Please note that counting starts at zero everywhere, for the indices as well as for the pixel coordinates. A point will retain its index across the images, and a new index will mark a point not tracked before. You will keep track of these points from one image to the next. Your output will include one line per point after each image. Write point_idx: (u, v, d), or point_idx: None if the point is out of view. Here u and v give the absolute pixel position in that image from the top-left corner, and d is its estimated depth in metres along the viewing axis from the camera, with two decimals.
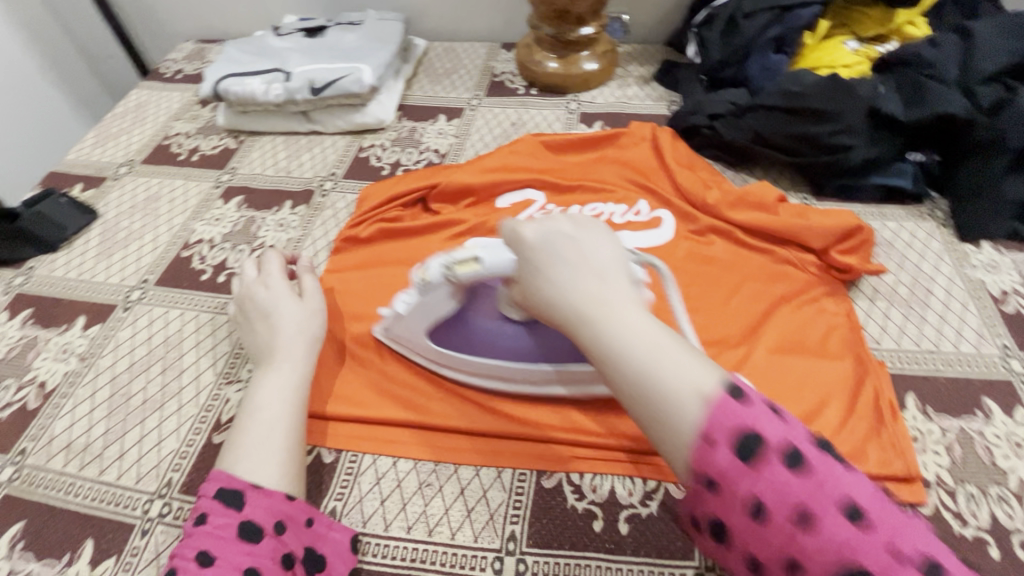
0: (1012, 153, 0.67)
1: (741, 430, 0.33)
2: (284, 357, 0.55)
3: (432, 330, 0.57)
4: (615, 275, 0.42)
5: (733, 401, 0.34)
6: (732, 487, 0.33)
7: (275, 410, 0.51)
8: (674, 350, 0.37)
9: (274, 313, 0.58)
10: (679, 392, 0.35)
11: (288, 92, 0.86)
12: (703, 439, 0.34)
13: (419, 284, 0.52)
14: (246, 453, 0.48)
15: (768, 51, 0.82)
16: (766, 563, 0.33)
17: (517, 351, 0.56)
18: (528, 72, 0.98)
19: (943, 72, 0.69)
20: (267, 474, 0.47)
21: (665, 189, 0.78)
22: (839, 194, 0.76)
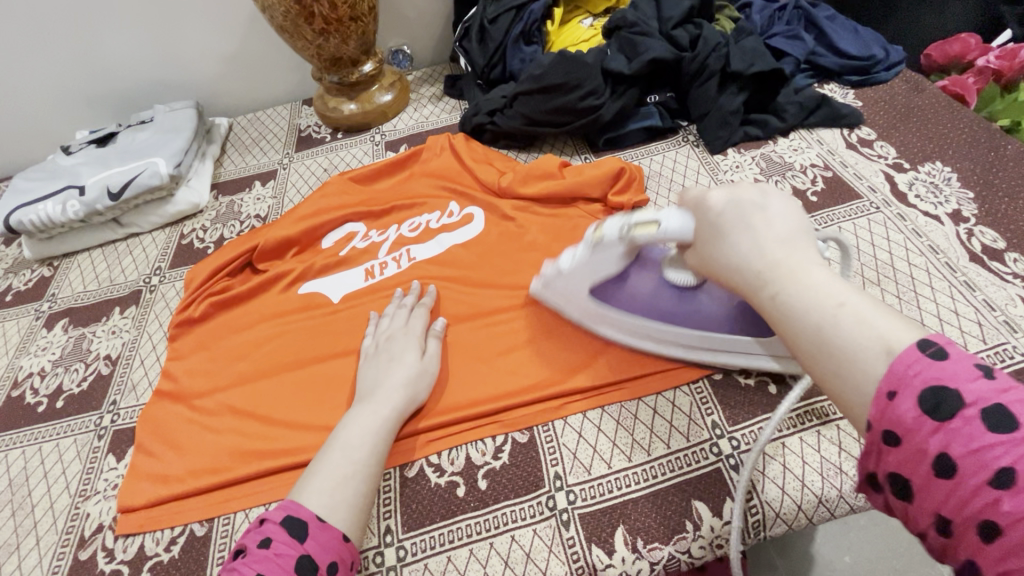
0: (716, 75, 0.82)
1: (935, 383, 0.30)
2: (386, 400, 0.57)
3: (595, 288, 0.60)
4: (800, 238, 0.42)
5: (928, 358, 0.31)
6: (917, 441, 0.30)
7: (364, 448, 0.53)
8: (854, 310, 0.36)
9: (394, 363, 0.61)
10: (860, 361, 0.34)
11: (87, 205, 0.86)
12: (884, 393, 0.32)
13: (590, 240, 0.55)
14: (315, 476, 0.50)
15: (520, 45, 0.94)
16: (960, 526, 0.29)
17: (690, 318, 0.57)
18: (329, 120, 1.03)
19: (646, 27, 0.84)
20: (330, 506, 0.48)
21: (468, 184, 0.85)
22: (610, 145, 0.88)
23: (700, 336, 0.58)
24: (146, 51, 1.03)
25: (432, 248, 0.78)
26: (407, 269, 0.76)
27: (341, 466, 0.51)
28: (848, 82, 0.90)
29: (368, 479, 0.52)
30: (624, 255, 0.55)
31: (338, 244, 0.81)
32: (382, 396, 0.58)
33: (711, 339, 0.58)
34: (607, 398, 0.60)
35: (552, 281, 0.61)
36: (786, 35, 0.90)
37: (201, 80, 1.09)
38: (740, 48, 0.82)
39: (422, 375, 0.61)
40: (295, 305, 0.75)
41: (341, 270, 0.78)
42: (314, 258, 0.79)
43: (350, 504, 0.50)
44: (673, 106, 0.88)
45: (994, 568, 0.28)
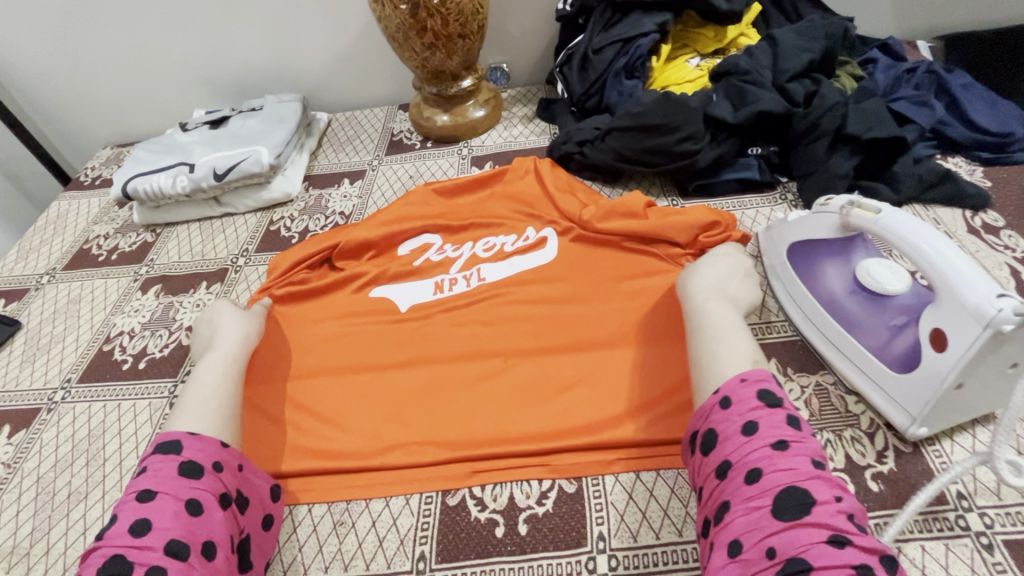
0: (830, 135, 0.76)
1: (765, 386, 0.49)
2: (231, 351, 0.65)
3: (796, 247, 0.67)
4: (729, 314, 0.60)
5: (772, 385, 0.50)
6: (740, 409, 0.48)
7: (209, 387, 0.60)
8: (731, 336, 0.57)
9: (224, 321, 0.69)
10: (724, 366, 0.53)
11: (194, 182, 0.92)
12: (740, 381, 0.50)
13: (817, 206, 0.63)
14: (190, 416, 0.57)
15: (621, 78, 0.92)
16: (735, 469, 0.46)
17: (849, 318, 0.60)
18: (422, 128, 1.06)
19: (758, 77, 0.79)
20: (200, 425, 0.55)
21: (548, 210, 0.83)
22: (700, 193, 0.84)
23: (841, 335, 0.60)
24: (266, 44, 1.10)
25: (502, 272, 0.78)
26: (476, 289, 0.76)
27: (208, 404, 0.58)
28: (977, 159, 0.82)
29: (226, 402, 0.59)
30: (835, 228, 0.61)
31: (413, 252, 0.82)
32: (221, 348, 0.65)
33: (847, 343, 0.60)
34: (660, 462, 0.57)
35: (773, 230, 0.71)
36: (912, 99, 0.83)
37: (311, 77, 1.15)
38: (861, 110, 0.76)
39: (239, 339, 0.67)
40: (365, 307, 0.76)
41: (411, 280, 0.79)
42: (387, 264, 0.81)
43: (216, 424, 0.57)
44: (775, 161, 0.83)
45: (745, 503, 0.43)
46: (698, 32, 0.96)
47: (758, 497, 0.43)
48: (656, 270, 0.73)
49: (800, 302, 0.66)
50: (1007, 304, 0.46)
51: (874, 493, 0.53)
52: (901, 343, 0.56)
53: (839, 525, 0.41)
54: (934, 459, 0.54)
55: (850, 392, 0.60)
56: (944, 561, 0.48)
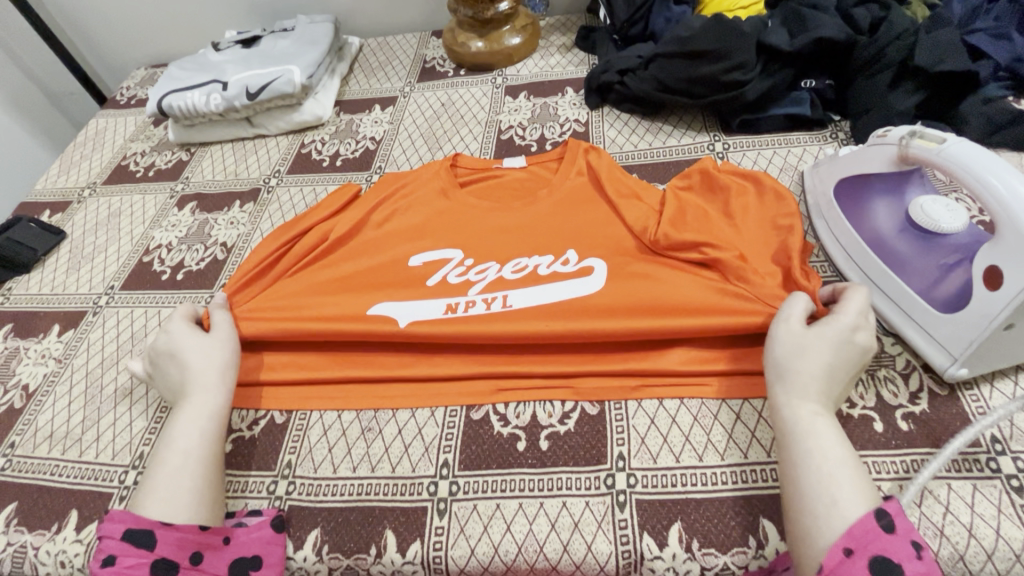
0: (894, 68, 0.71)
1: (884, 554, 0.41)
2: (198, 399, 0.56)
3: (847, 181, 0.64)
4: (838, 457, 0.46)
5: (885, 536, 0.41)
6: None
7: (185, 449, 0.53)
8: (838, 473, 0.45)
9: (190, 354, 0.59)
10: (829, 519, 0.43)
11: (227, 101, 0.91)
12: (844, 550, 0.41)
13: (874, 138, 0.60)
14: (155, 491, 0.51)
15: (670, 4, 0.87)
16: None
17: (895, 258, 0.58)
18: (455, 55, 1.02)
19: (821, 1, 0.73)
20: (177, 510, 0.50)
21: (605, 218, 0.72)
22: (745, 129, 0.80)
23: (885, 274, 0.58)
24: None
25: (531, 298, 0.65)
26: (498, 316, 0.63)
27: (179, 479, 0.51)
28: None
29: (203, 476, 0.52)
30: (889, 162, 0.58)
31: (427, 266, 0.70)
32: (193, 397, 0.57)
33: (890, 284, 0.58)
34: (686, 390, 0.58)
35: (822, 168, 0.68)
36: (990, 32, 0.76)
37: None
38: (933, 39, 0.70)
39: (220, 375, 0.59)
40: (339, 277, 0.69)
41: (417, 297, 0.67)
42: (401, 243, 0.73)
43: (194, 504, 0.51)
44: (830, 97, 0.77)
45: None
46: None
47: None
48: (718, 304, 0.59)
49: (844, 240, 0.63)
50: None
51: (904, 432, 0.52)
52: (949, 286, 0.53)
53: None
54: (970, 402, 0.53)
55: (886, 333, 0.58)
56: (970, 500, 0.48)
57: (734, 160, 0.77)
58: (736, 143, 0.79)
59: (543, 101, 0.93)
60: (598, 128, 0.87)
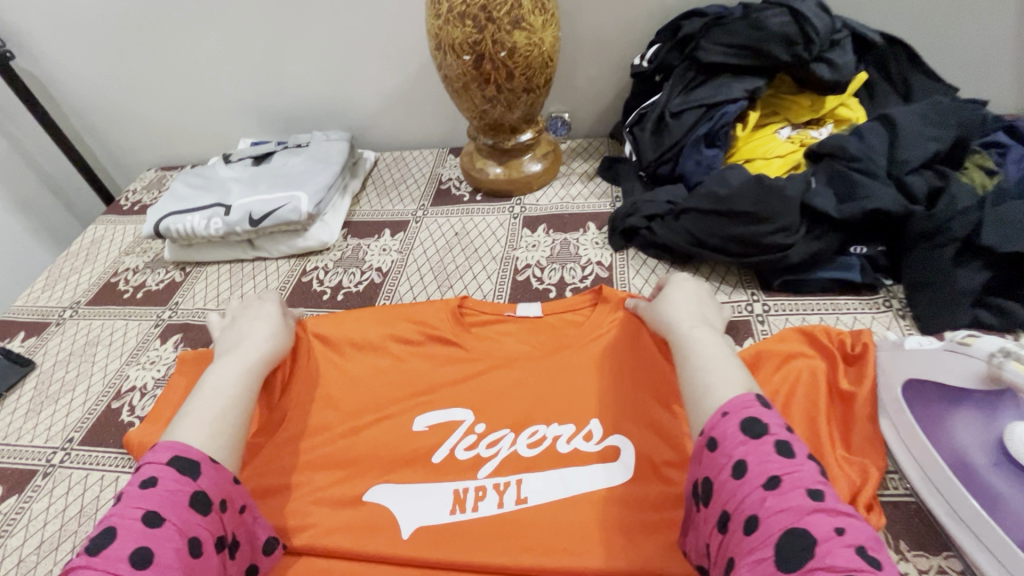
0: (958, 242, 0.63)
1: (753, 414, 0.44)
2: (249, 350, 0.63)
3: (920, 383, 0.55)
4: (725, 361, 0.53)
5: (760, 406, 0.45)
6: (727, 449, 0.43)
7: (229, 393, 0.57)
8: (725, 367, 0.52)
9: (257, 322, 0.68)
10: (715, 398, 0.49)
11: (228, 226, 0.86)
12: (721, 412, 0.46)
13: (954, 340, 0.52)
14: (186, 420, 0.53)
15: (701, 147, 0.82)
16: (734, 516, 0.40)
17: (989, 498, 0.49)
18: (472, 179, 0.98)
19: (871, 165, 0.67)
20: (195, 441, 0.51)
21: (636, 397, 0.63)
22: (787, 289, 0.73)
23: (977, 516, 0.48)
24: (321, 79, 1.06)
25: (550, 491, 0.59)
26: (506, 538, 0.56)
27: (217, 419, 0.54)
28: None
29: (235, 420, 0.55)
30: (978, 378, 0.49)
31: (432, 433, 0.64)
32: (246, 351, 0.63)
33: (986, 530, 0.47)
34: None
35: (886, 352, 0.59)
36: None
37: (362, 113, 1.09)
38: (999, 216, 0.63)
39: (260, 350, 0.64)
40: (336, 455, 0.63)
41: (426, 483, 0.60)
42: (399, 419, 0.65)
43: (219, 441, 0.52)
44: (883, 262, 0.70)
45: (745, 555, 0.38)
46: (790, 99, 0.85)
47: (760, 549, 0.37)
48: None
49: (920, 458, 0.53)
50: None
51: None
52: None
53: (846, 556, 0.35)
54: None
55: None
56: None
57: (777, 326, 0.69)
58: (777, 306, 0.72)
59: (564, 236, 0.87)
60: (622, 273, 0.80)
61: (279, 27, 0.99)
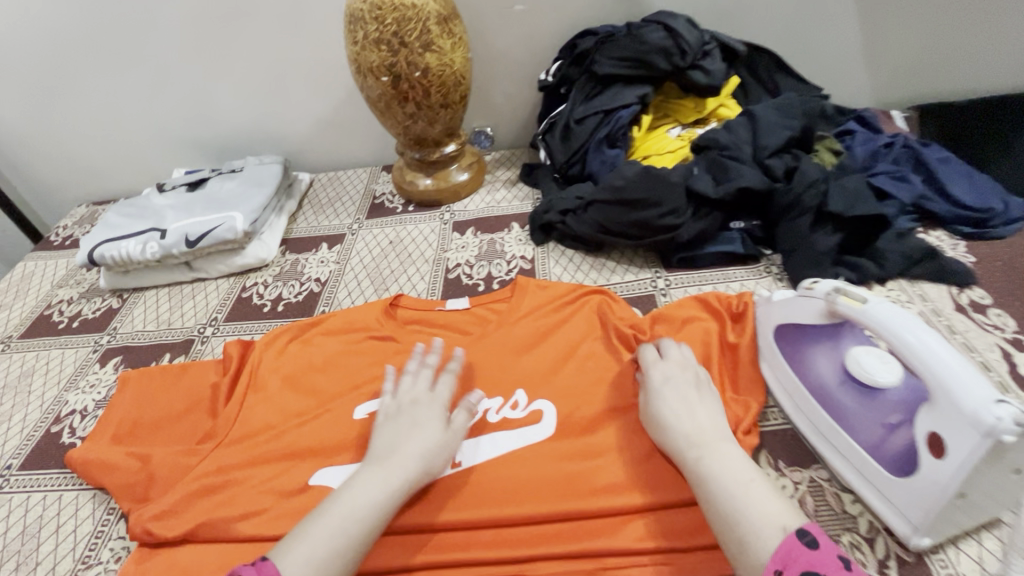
0: (812, 211, 0.75)
1: (810, 569, 0.41)
2: (396, 468, 0.57)
3: (785, 327, 0.64)
4: (755, 487, 0.50)
5: (803, 545, 0.43)
6: None
7: (360, 516, 0.53)
8: (757, 490, 0.50)
9: (418, 429, 0.61)
10: (748, 524, 0.47)
11: (164, 249, 0.89)
12: (776, 573, 0.43)
13: (803, 287, 0.61)
14: (301, 540, 0.51)
15: (603, 147, 0.92)
16: None
17: (841, 413, 0.57)
18: (404, 192, 1.05)
19: (738, 152, 0.79)
20: (295, 567, 0.48)
21: (557, 365, 0.71)
22: (684, 264, 0.83)
23: (832, 428, 0.58)
24: (251, 108, 1.10)
25: (482, 454, 0.64)
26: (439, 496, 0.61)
27: (329, 539, 0.51)
28: (959, 233, 0.82)
29: (347, 550, 0.51)
30: (822, 315, 0.59)
31: (372, 418, 0.68)
32: (392, 462, 0.58)
33: (838, 437, 0.57)
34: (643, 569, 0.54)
35: (761, 306, 0.69)
36: (891, 174, 0.83)
37: (294, 137, 1.14)
38: (841, 187, 0.75)
39: (421, 466, 0.58)
40: (277, 445, 0.66)
41: None
42: (342, 408, 0.70)
43: (315, 574, 0.49)
44: (759, 234, 0.81)
45: None
46: (677, 103, 0.97)
47: None
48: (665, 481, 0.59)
49: (789, 390, 0.63)
50: (1006, 412, 0.43)
51: None
52: (895, 442, 0.53)
53: None
54: (940, 570, 0.50)
55: (845, 490, 0.57)
56: None
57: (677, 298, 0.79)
58: (677, 280, 0.81)
59: (490, 237, 0.95)
60: (543, 264, 0.88)
61: (206, 59, 1.04)
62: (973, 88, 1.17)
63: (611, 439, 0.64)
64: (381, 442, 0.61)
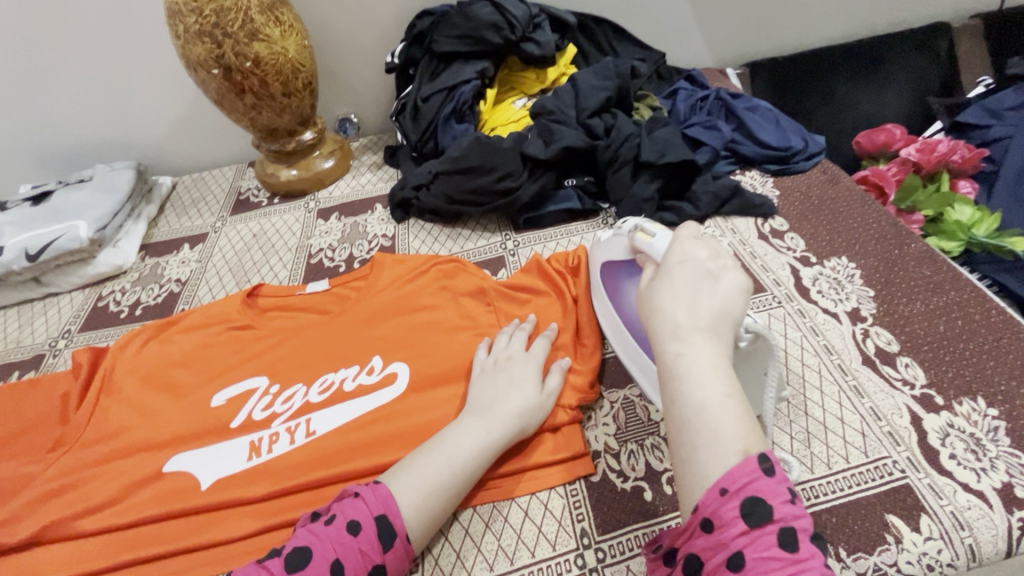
0: (630, 163, 0.83)
1: (756, 494, 0.39)
2: (500, 422, 0.58)
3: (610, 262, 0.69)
4: (725, 398, 0.43)
5: (765, 475, 0.40)
6: (722, 535, 0.38)
7: (464, 459, 0.56)
8: (722, 400, 0.43)
9: (515, 387, 0.62)
10: (710, 444, 0.41)
11: (3, 266, 0.86)
12: (720, 490, 0.40)
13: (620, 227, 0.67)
14: (412, 471, 0.54)
15: (451, 123, 0.96)
16: None
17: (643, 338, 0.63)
18: (268, 185, 1.05)
19: (563, 116, 0.85)
20: (408, 501, 0.52)
21: (410, 328, 0.75)
22: (530, 225, 0.89)
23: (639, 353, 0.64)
24: (97, 115, 1.06)
25: (335, 419, 0.67)
26: (287, 463, 0.63)
27: (435, 474, 0.54)
28: (767, 171, 0.93)
29: (439, 490, 0.54)
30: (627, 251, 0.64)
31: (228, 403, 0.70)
32: (489, 414, 0.59)
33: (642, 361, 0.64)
34: (479, 496, 0.59)
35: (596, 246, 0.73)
36: (704, 125, 0.93)
37: (150, 140, 1.11)
38: (652, 139, 0.83)
39: (523, 414, 0.60)
40: (131, 442, 0.67)
41: (220, 444, 0.66)
42: (199, 398, 0.71)
43: (421, 505, 0.53)
44: (592, 190, 0.88)
45: None
46: (520, 76, 1.02)
47: None
48: None
49: (611, 323, 0.69)
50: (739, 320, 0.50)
51: (668, 495, 0.57)
52: None
53: None
54: None
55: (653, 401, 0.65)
56: None
57: (524, 256, 0.85)
58: (524, 240, 0.87)
59: (353, 219, 0.98)
60: (403, 240, 0.92)
61: (35, 64, 0.99)
62: (795, 44, 1.30)
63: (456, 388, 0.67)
64: (472, 394, 0.62)
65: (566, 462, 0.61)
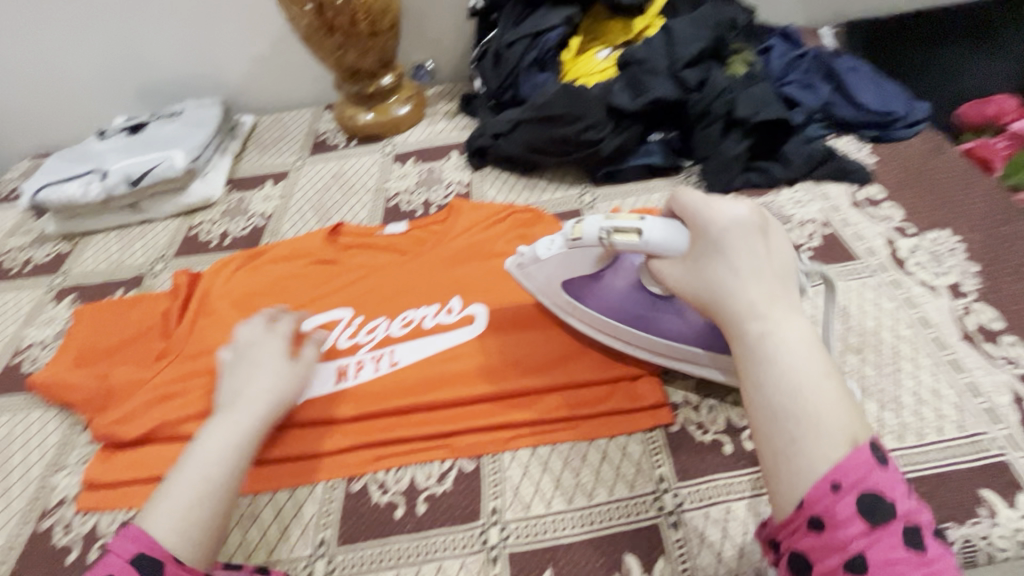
0: (721, 119, 0.80)
1: (873, 488, 0.37)
2: (245, 406, 0.58)
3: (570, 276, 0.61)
4: (818, 379, 0.41)
5: (875, 463, 0.38)
6: (837, 535, 0.37)
7: (226, 460, 0.53)
8: (821, 382, 0.41)
9: (257, 368, 0.62)
10: (820, 430, 0.39)
11: (106, 190, 0.91)
12: (831, 485, 0.38)
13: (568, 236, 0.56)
14: (165, 498, 0.49)
15: (534, 71, 0.94)
16: None
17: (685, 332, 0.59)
18: (345, 127, 1.06)
19: (654, 65, 0.82)
20: (161, 529, 0.47)
21: (490, 273, 0.76)
22: (609, 179, 0.87)
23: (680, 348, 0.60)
24: (187, 50, 1.10)
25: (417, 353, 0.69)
26: (372, 389, 0.67)
27: (194, 492, 0.50)
28: (865, 137, 0.88)
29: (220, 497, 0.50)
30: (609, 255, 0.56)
31: (315, 330, 0.73)
32: (236, 406, 0.58)
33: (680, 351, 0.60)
34: (557, 436, 0.61)
35: (527, 268, 0.62)
36: (801, 83, 0.90)
37: (234, 78, 1.14)
38: (748, 95, 0.80)
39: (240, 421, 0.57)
40: None
41: None
42: None
43: (195, 522, 0.48)
44: (676, 146, 0.87)
45: None
46: (605, 25, 0.99)
47: None
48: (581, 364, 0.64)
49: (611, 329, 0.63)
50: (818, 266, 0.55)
51: (749, 451, 0.57)
52: None
53: None
54: None
55: None
56: None
57: (602, 210, 0.84)
58: (602, 194, 0.86)
59: (429, 166, 0.98)
60: (479, 188, 0.92)
61: None
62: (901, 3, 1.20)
63: (535, 333, 0.68)
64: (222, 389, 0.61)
65: (644, 411, 0.61)
